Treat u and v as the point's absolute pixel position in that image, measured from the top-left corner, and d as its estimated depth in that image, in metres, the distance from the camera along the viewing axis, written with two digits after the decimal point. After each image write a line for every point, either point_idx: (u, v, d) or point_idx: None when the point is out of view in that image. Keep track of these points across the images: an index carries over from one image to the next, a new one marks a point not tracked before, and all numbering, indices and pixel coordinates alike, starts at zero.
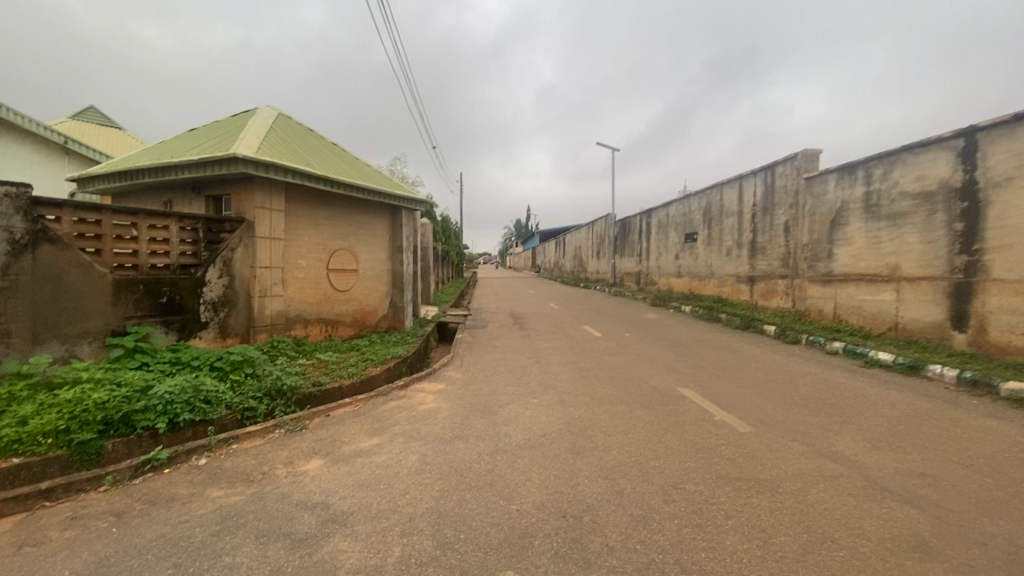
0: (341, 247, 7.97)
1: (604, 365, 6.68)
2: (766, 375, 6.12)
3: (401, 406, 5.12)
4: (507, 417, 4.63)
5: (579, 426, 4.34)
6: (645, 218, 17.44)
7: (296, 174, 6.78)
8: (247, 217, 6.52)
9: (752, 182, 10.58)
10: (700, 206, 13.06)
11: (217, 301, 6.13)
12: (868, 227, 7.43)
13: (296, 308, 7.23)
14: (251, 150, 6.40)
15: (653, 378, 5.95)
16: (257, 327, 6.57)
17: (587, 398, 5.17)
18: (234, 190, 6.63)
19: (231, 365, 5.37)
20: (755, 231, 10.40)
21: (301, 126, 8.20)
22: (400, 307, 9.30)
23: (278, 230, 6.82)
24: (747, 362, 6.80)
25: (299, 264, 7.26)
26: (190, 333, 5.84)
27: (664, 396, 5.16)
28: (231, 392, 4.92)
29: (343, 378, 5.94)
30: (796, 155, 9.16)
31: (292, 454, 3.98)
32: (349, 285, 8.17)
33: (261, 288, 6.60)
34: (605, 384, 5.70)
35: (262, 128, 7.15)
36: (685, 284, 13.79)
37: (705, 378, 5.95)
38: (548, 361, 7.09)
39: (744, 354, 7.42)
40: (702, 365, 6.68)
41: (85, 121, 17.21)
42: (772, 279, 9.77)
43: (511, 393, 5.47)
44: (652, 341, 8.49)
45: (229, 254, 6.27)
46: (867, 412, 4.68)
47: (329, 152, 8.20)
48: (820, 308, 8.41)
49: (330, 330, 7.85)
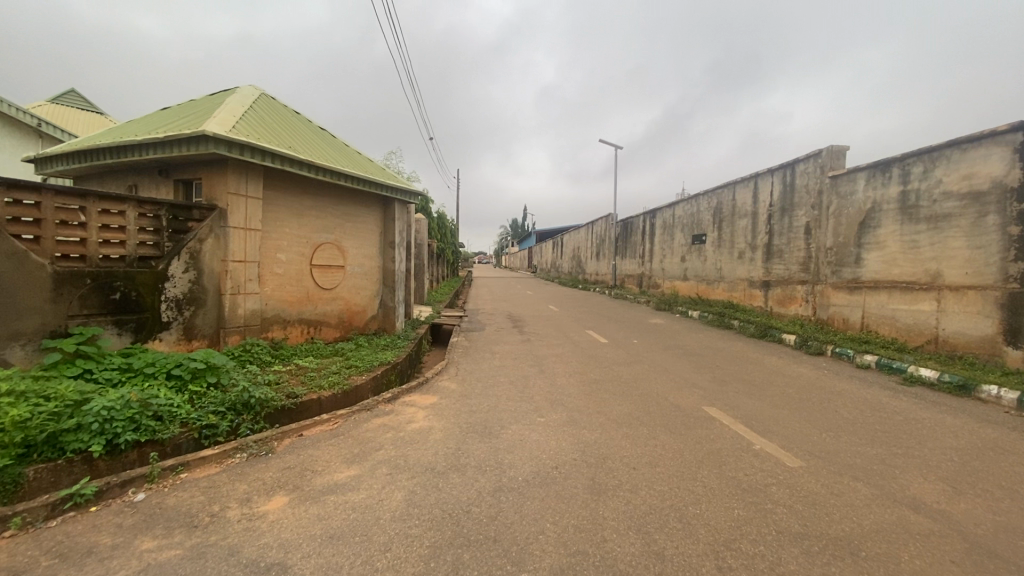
0: (327, 240, 7.27)
1: (615, 377, 6.02)
2: (798, 393, 5.47)
3: (387, 425, 4.43)
4: (510, 442, 3.95)
5: (597, 456, 3.66)
6: (649, 218, 16.77)
7: (275, 157, 6.07)
8: (219, 204, 5.81)
9: (769, 181, 9.93)
10: (709, 206, 12.42)
11: (181, 298, 5.43)
12: (904, 231, 6.79)
13: (274, 308, 6.52)
14: (224, 128, 5.69)
15: (673, 394, 5.28)
16: (229, 328, 5.86)
17: (601, 418, 4.50)
18: (206, 173, 5.90)
19: (192, 374, 4.64)
20: (772, 233, 9.76)
21: (285, 108, 7.49)
22: (391, 307, 8.60)
23: (255, 220, 6.12)
24: (774, 377, 6.14)
25: (279, 259, 6.56)
26: (149, 335, 5.12)
27: (690, 418, 4.49)
28: (188, 405, 4.23)
29: (323, 389, 5.25)
30: (820, 152, 8.52)
31: (251, 488, 3.28)
32: (335, 282, 7.47)
33: (234, 284, 5.88)
34: (621, 400, 5.04)
35: (240, 107, 6.44)
36: (692, 288, 13.15)
37: (731, 396, 5.29)
38: (552, 371, 6.42)
39: (767, 365, 6.77)
40: (724, 379, 6.02)
41: (64, 104, 16.37)
42: (790, 284, 9.14)
43: (514, 409, 4.79)
44: (664, 349, 7.82)
45: (197, 246, 5.56)
46: (929, 442, 4.03)
47: (316, 136, 7.50)
48: (845, 317, 7.78)
49: (313, 332, 7.14)
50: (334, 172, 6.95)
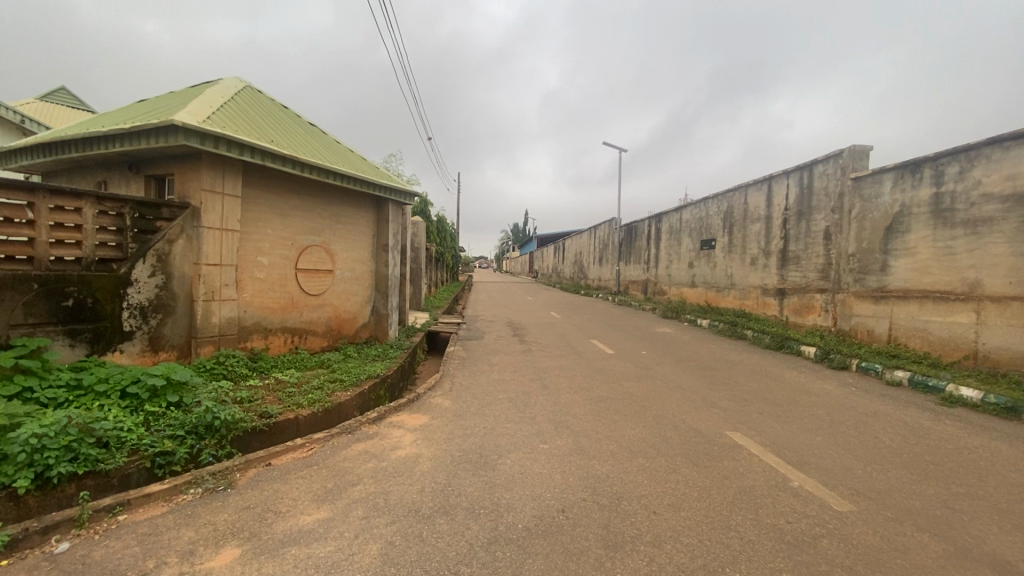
0: (314, 243, 6.75)
1: (625, 394, 5.50)
2: (828, 414, 4.93)
3: (369, 452, 3.90)
4: (508, 476, 3.43)
5: (609, 496, 3.13)
6: (655, 223, 16.24)
7: (255, 152, 5.56)
8: (192, 203, 5.30)
9: (785, 184, 9.40)
10: (719, 210, 11.90)
11: (146, 306, 4.91)
12: (936, 236, 6.27)
13: (253, 315, 6.00)
14: (196, 118, 5.18)
15: (690, 416, 4.75)
16: (201, 338, 5.34)
17: (613, 446, 3.97)
18: (178, 168, 5.40)
19: (151, 392, 4.10)
20: (787, 238, 9.24)
21: (271, 102, 7.01)
22: (383, 314, 8.08)
23: (232, 220, 5.61)
24: (798, 395, 5.60)
25: (260, 262, 6.04)
26: (107, 346, 4.60)
27: (712, 447, 3.96)
28: (141, 429, 3.72)
29: (301, 408, 4.72)
30: (841, 152, 8.00)
31: (198, 536, 2.74)
32: (322, 288, 6.96)
33: (207, 290, 5.36)
34: (633, 423, 4.51)
35: (219, 98, 5.95)
36: (700, 295, 12.62)
37: (755, 418, 4.76)
38: (556, 386, 5.89)
39: (788, 381, 6.25)
40: (745, 397, 5.49)
41: (54, 103, 15.93)
42: (807, 293, 8.61)
43: (514, 433, 4.26)
44: (674, 362, 7.30)
45: (165, 247, 5.05)
46: (991, 478, 3.50)
47: (304, 132, 7.00)
48: (869, 329, 7.25)
49: (298, 342, 6.62)
50: (322, 169, 6.45)
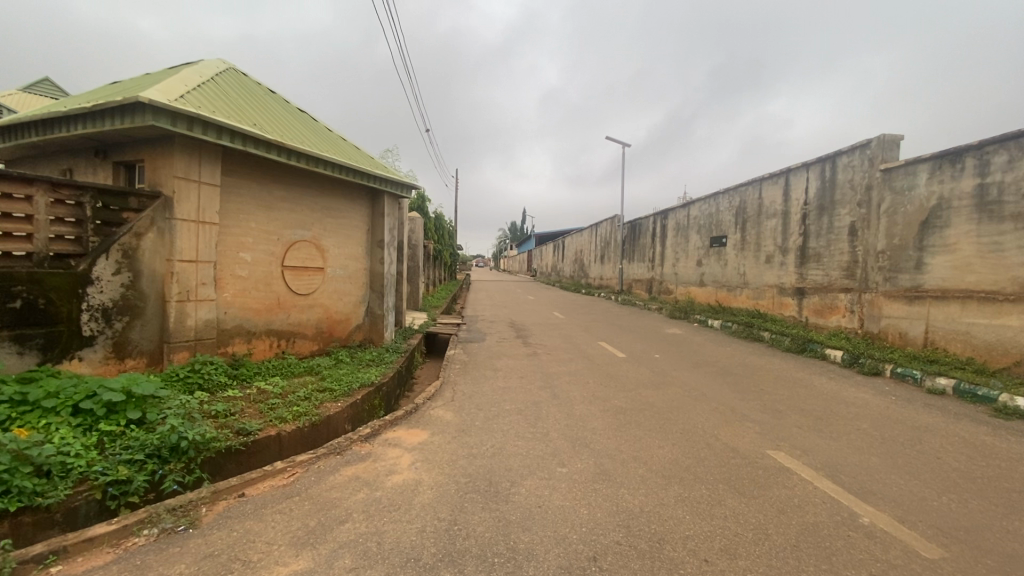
0: (303, 238, 6.21)
1: (646, 405, 4.96)
2: (875, 429, 4.42)
3: (360, 478, 3.35)
4: (525, 510, 2.90)
5: (650, 540, 2.60)
6: (660, 219, 15.69)
7: (235, 136, 5.01)
8: (164, 192, 4.76)
9: (804, 177, 8.89)
10: (731, 206, 11.38)
11: (109, 307, 4.35)
12: (981, 231, 5.77)
13: (234, 317, 5.45)
14: (166, 95, 4.60)
15: (723, 432, 4.22)
16: (174, 343, 4.79)
17: (642, 471, 3.44)
18: (149, 153, 4.83)
19: (108, 408, 3.55)
20: (806, 234, 8.74)
21: (256, 85, 6.45)
22: (379, 315, 7.54)
23: (211, 211, 5.05)
24: (837, 406, 5.08)
25: (242, 259, 5.49)
26: (64, 353, 4.05)
27: (756, 472, 3.44)
28: (93, 452, 3.17)
29: (285, 423, 4.19)
30: (868, 142, 7.48)
31: None
32: (312, 287, 6.41)
33: (182, 290, 4.81)
34: (661, 442, 3.98)
35: (196, 77, 5.38)
36: (710, 294, 12.10)
37: (796, 433, 4.24)
38: (568, 395, 5.36)
39: (819, 390, 5.73)
40: (778, 408, 4.97)
41: (36, 93, 15.28)
42: (829, 292, 8.10)
43: (527, 454, 3.72)
44: (692, 367, 6.77)
45: (132, 242, 4.50)
46: None
47: (292, 118, 6.44)
48: (902, 331, 6.74)
49: (284, 346, 6.09)
50: (311, 157, 5.91)
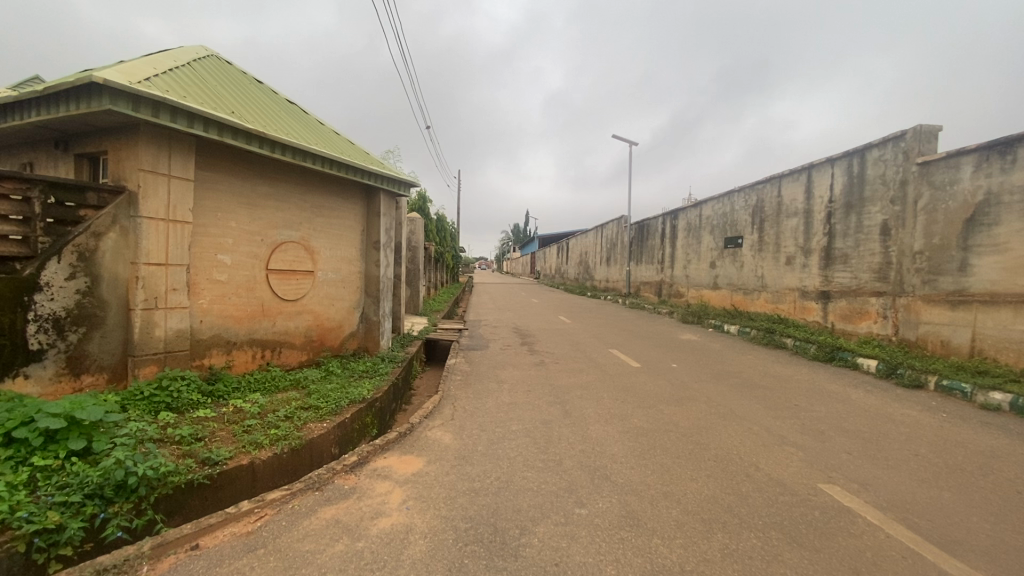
0: (290, 239, 5.69)
1: (670, 426, 4.42)
2: (935, 455, 3.86)
3: (340, 522, 2.81)
4: (539, 568, 2.36)
5: None
6: (669, 219, 15.15)
7: (209, 125, 4.48)
8: (128, 187, 4.24)
9: (829, 172, 8.32)
10: (746, 205, 10.84)
11: (62, 317, 3.83)
12: None
13: (211, 326, 4.94)
14: (127, 77, 4.07)
15: (762, 459, 3.68)
16: (139, 357, 4.26)
17: (676, 513, 2.90)
18: (112, 144, 4.31)
19: (47, 438, 3.03)
20: (831, 234, 8.18)
21: (241, 75, 5.95)
22: (374, 322, 7.00)
23: (183, 209, 4.54)
24: (884, 426, 4.53)
25: (220, 262, 4.98)
26: (5, 370, 3.54)
27: (813, 515, 2.88)
28: (19, 494, 2.64)
29: (260, 449, 3.67)
30: (902, 134, 6.92)
31: None
32: (300, 292, 5.88)
33: (148, 296, 4.29)
34: (693, 474, 3.43)
35: (170, 62, 4.87)
36: (725, 298, 11.55)
37: (847, 461, 3.69)
38: (581, 413, 4.82)
39: (860, 406, 5.18)
40: (818, 429, 4.41)
41: None
42: (858, 296, 7.54)
43: (539, 491, 3.17)
44: (714, 379, 6.22)
45: (90, 243, 3.98)
46: None
47: (278, 109, 5.93)
48: (943, 339, 6.18)
49: (269, 357, 5.56)
50: (297, 150, 5.38)
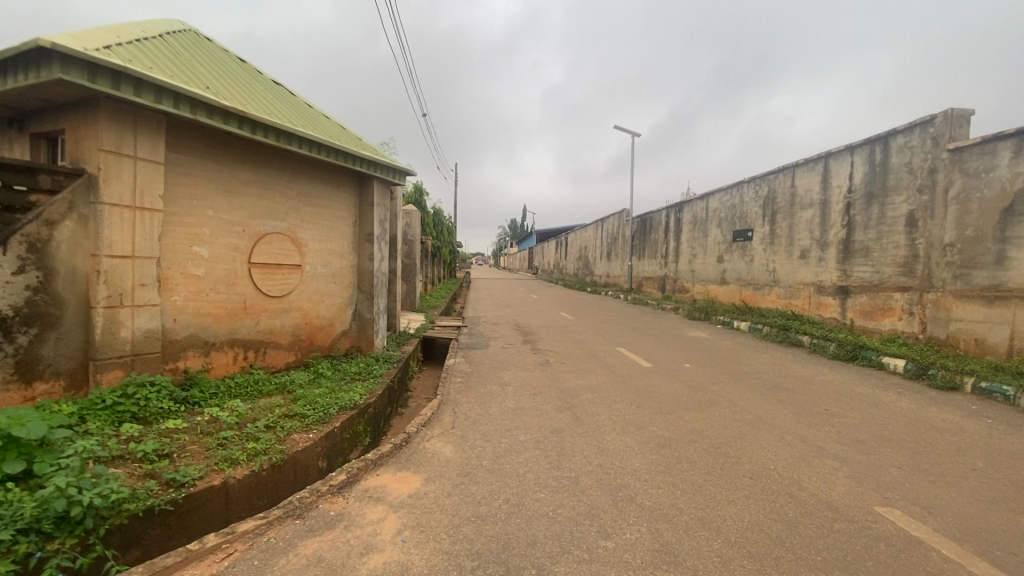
0: (274, 231, 5.22)
1: (694, 435, 4.00)
2: (995, 469, 3.44)
3: (322, 561, 2.37)
4: None
5: None
6: (674, 212, 14.70)
7: (180, 101, 4.01)
8: (88, 170, 3.77)
9: (848, 161, 7.89)
10: (757, 196, 10.40)
11: (9, 317, 3.37)
12: None
13: (186, 326, 4.48)
14: (82, 44, 3.60)
15: (805, 476, 3.25)
16: (102, 361, 3.80)
17: (719, 548, 2.46)
18: (70, 122, 3.85)
19: None
20: (850, 225, 7.77)
21: (222, 52, 5.47)
22: (368, 320, 6.55)
23: (151, 196, 4.07)
24: (930, 435, 4.10)
25: (196, 255, 4.51)
26: None
27: (880, 550, 2.45)
28: None
29: (235, 467, 3.22)
30: (931, 118, 6.49)
31: None
32: (286, 288, 5.43)
33: (111, 293, 3.83)
34: (730, 494, 3.00)
35: (138, 33, 4.40)
36: (734, 293, 11.13)
37: (900, 478, 3.26)
38: (595, 420, 4.38)
39: (896, 412, 4.76)
40: (858, 439, 3.99)
41: None
42: (880, 291, 7.14)
43: (555, 518, 2.74)
44: (733, 381, 5.80)
45: (44, 233, 3.52)
46: None
47: (262, 89, 5.45)
48: (978, 338, 5.77)
49: (252, 358, 5.11)
50: (282, 132, 4.91)
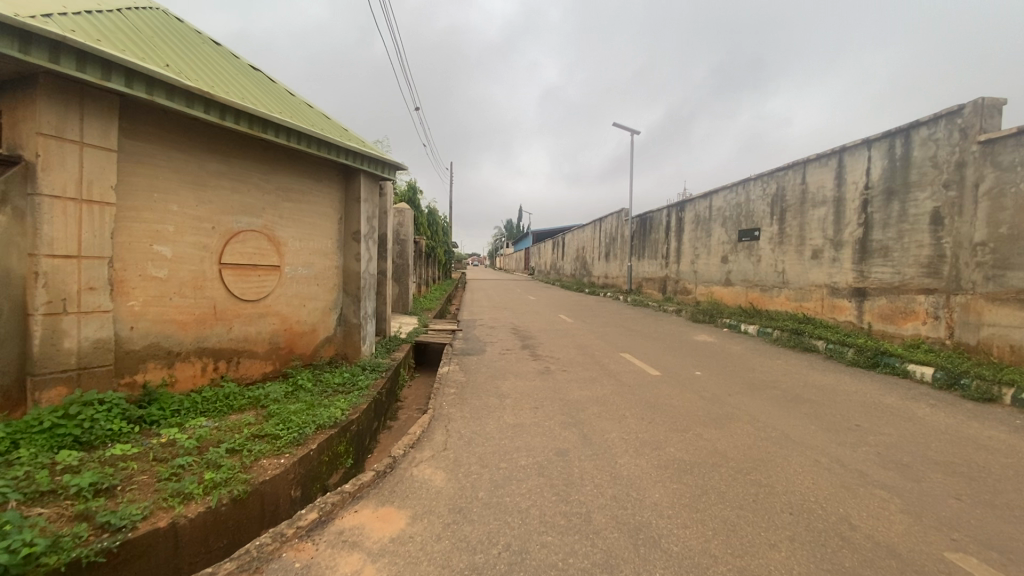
0: (247, 228, 4.73)
1: (717, 458, 3.54)
2: None
3: None
4: None
5: None
6: (676, 212, 14.27)
7: (133, 79, 3.51)
8: (25, 157, 3.28)
9: (866, 155, 7.46)
10: (765, 194, 9.97)
11: None
12: None
13: (145, 335, 3.98)
14: (13, 10, 3.10)
15: (853, 512, 2.80)
16: (41, 378, 3.31)
17: None
18: (6, 102, 3.36)
19: None
20: (868, 223, 7.33)
21: (192, 32, 4.96)
22: (354, 325, 6.06)
23: (101, 187, 3.58)
24: (982, 457, 3.65)
25: (157, 255, 4.02)
26: None
27: None
28: None
29: (187, 502, 2.73)
30: (959, 109, 6.07)
31: None
32: (261, 291, 4.93)
33: (52, 297, 3.33)
34: (770, 537, 2.54)
35: (90, 4, 3.89)
36: (740, 295, 10.72)
37: (965, 514, 2.81)
38: (604, 439, 3.92)
39: (935, 428, 4.31)
40: (903, 462, 3.54)
41: None
42: (901, 293, 6.72)
43: (566, 571, 2.26)
44: (751, 391, 5.35)
45: None
46: None
47: (236, 73, 4.94)
48: (1013, 345, 5.35)
49: (223, 368, 4.62)
50: (256, 118, 4.43)
